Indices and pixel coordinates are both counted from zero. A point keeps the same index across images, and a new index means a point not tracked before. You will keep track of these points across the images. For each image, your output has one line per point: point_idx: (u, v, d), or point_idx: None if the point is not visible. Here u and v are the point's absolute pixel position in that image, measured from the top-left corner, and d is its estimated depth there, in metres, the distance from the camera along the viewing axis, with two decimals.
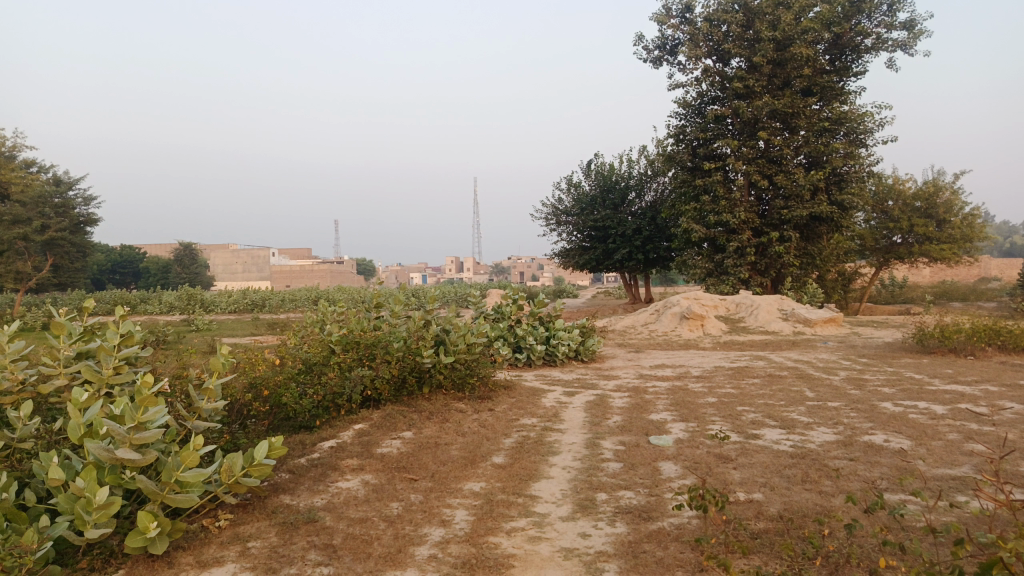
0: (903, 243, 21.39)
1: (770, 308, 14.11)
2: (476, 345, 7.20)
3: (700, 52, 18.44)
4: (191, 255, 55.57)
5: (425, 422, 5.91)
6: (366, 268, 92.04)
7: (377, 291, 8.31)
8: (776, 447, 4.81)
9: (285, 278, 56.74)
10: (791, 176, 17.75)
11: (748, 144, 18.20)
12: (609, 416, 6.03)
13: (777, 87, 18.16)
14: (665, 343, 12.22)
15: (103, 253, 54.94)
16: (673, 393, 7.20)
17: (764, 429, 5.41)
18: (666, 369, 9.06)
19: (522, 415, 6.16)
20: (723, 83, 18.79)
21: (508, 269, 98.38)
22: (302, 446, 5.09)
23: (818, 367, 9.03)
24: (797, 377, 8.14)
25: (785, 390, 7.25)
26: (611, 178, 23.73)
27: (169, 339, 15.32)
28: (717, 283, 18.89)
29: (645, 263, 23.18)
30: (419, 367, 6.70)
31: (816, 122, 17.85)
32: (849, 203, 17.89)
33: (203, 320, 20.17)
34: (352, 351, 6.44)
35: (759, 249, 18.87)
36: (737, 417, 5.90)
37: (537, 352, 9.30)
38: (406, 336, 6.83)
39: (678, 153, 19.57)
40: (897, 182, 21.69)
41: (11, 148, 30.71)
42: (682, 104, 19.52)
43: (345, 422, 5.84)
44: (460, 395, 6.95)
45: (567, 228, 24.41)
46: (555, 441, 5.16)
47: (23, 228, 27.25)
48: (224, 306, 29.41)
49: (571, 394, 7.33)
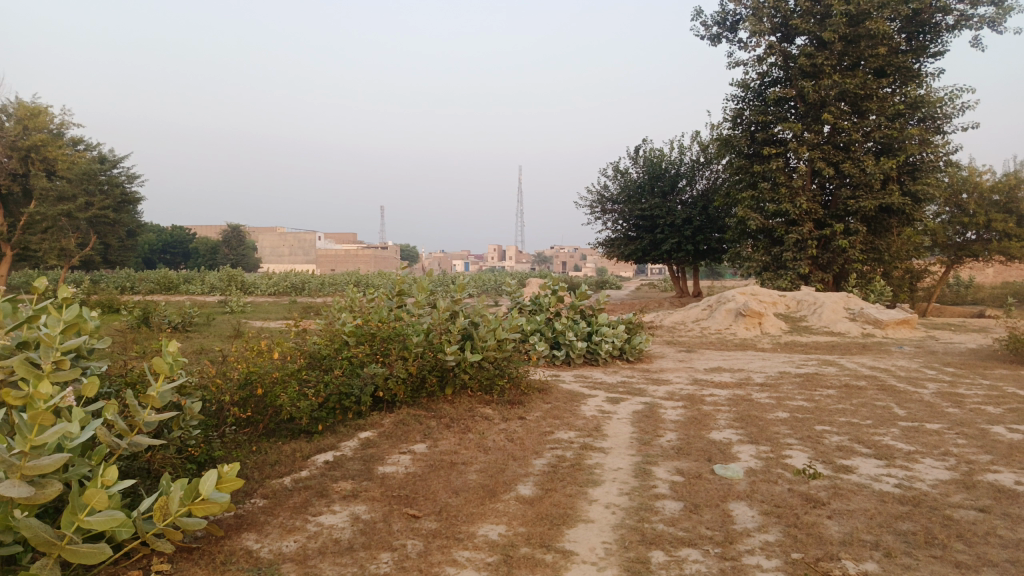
0: (978, 240, 19.74)
1: (835, 307, 12.89)
2: (507, 342, 6.30)
3: (763, 27, 17.10)
4: (238, 237, 55.96)
5: (444, 432, 5.04)
6: (409, 254, 91.80)
7: (400, 277, 7.47)
8: (877, 489, 3.81)
9: (330, 262, 56.68)
10: (859, 164, 16.36)
11: (812, 129, 16.87)
12: (661, 433, 5.06)
13: (846, 68, 16.75)
14: (719, 343, 11.12)
15: (154, 234, 55.84)
16: (736, 404, 6.18)
17: (855, 461, 4.38)
18: (723, 373, 8.00)
19: (558, 427, 5.23)
20: (786, 63, 17.47)
21: (550, 258, 97.18)
22: (291, 460, 4.27)
23: (901, 378, 7.87)
24: (879, 389, 7.03)
25: (869, 406, 6.15)
26: (661, 166, 22.50)
27: (199, 323, 14.73)
28: (773, 278, 17.63)
29: (695, 255, 21.95)
30: (441, 365, 5.85)
31: (888, 106, 16.43)
32: (924, 195, 16.42)
33: (237, 302, 19.65)
34: (366, 344, 5.62)
35: (821, 243, 17.53)
36: (817, 441, 4.87)
37: (577, 350, 8.33)
38: (427, 330, 5.99)
39: (735, 137, 18.30)
40: (974, 174, 20.04)
41: (59, 125, 30.94)
42: (741, 85, 18.26)
43: (350, 430, 4.99)
44: (487, 398, 6.06)
45: (612, 216, 23.31)
46: (596, 466, 4.21)
47: (67, 204, 27.23)
48: (264, 288, 29.06)
49: (616, 401, 6.35)
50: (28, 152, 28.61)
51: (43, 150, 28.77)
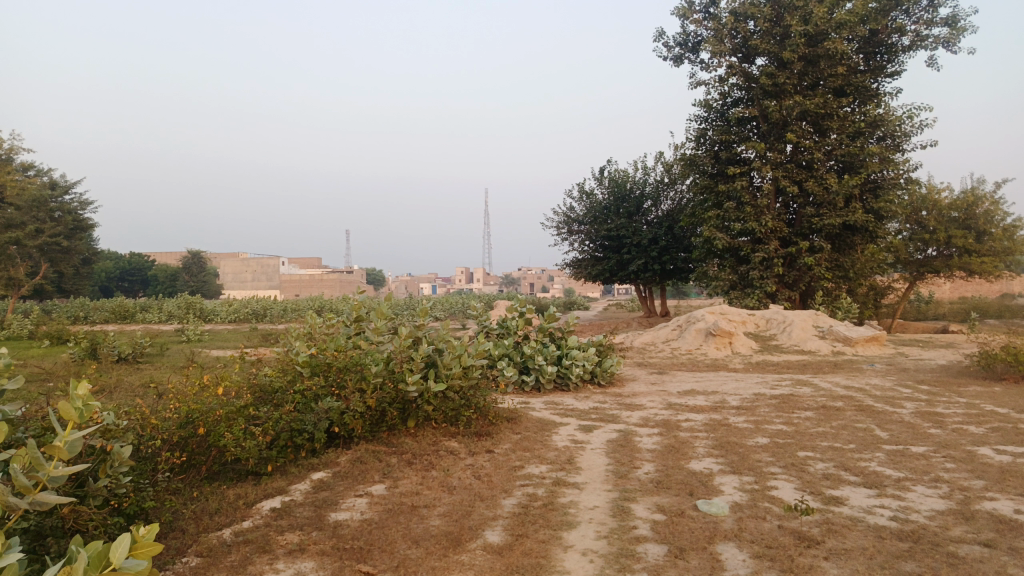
0: (938, 256, 19.99)
1: (805, 325, 12.79)
2: (473, 370, 5.95)
3: (724, 47, 17.21)
4: (199, 264, 54.73)
5: (406, 470, 4.67)
6: (375, 278, 90.83)
7: (359, 302, 7.10)
8: (873, 523, 3.54)
9: (294, 288, 55.70)
10: (822, 182, 16.45)
11: (776, 148, 16.94)
12: (638, 465, 4.75)
13: (807, 87, 16.89)
14: (691, 364, 10.89)
15: (112, 261, 54.39)
16: (714, 430, 5.89)
17: (845, 491, 4.12)
18: (697, 396, 7.73)
19: (529, 461, 4.88)
20: (747, 83, 17.57)
21: (517, 280, 96.93)
22: (233, 509, 3.86)
23: (878, 397, 7.68)
24: (857, 410, 6.82)
25: (850, 429, 5.91)
26: (626, 186, 22.45)
27: (151, 354, 14.06)
28: (741, 296, 17.57)
29: (662, 275, 21.87)
30: (403, 397, 5.47)
31: (849, 125, 16.59)
32: (886, 211, 16.55)
33: (195, 330, 18.94)
34: (321, 376, 5.23)
35: (788, 261, 17.53)
36: (802, 470, 4.60)
37: (547, 375, 8.00)
38: (387, 359, 5.61)
39: (699, 157, 18.32)
40: (933, 192, 20.34)
41: (9, 151, 29.99)
42: (703, 105, 18.32)
43: (302, 471, 4.59)
44: (453, 430, 5.69)
45: (579, 237, 23.14)
46: (570, 505, 3.88)
47: (15, 232, 26.17)
48: (224, 315, 28.21)
49: (588, 429, 6.03)
50: None
51: None
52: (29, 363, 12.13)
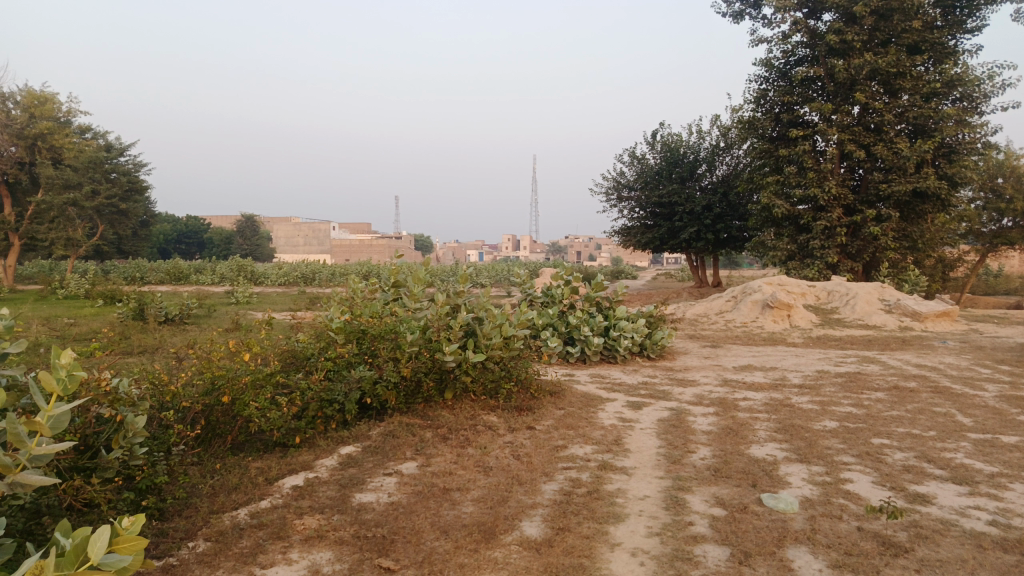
0: (1014, 226, 18.77)
1: (870, 298, 12.06)
2: (515, 339, 5.57)
3: (789, 2, 16.17)
4: (252, 227, 55.54)
5: (440, 446, 4.35)
6: (423, 244, 91.13)
7: (397, 266, 6.77)
8: (969, 529, 3.07)
9: (344, 252, 56.14)
10: (892, 146, 15.46)
11: (842, 110, 15.95)
12: (693, 449, 4.33)
13: (878, 44, 15.80)
14: (746, 338, 10.35)
15: (169, 224, 55.62)
16: (775, 411, 5.42)
17: (931, 488, 3.64)
18: (755, 372, 7.23)
19: (573, 441, 4.51)
20: (813, 40, 16.54)
21: (565, 247, 95.97)
22: (253, 485, 3.59)
23: (956, 378, 7.06)
24: (933, 392, 6.24)
25: (928, 414, 5.36)
26: (679, 151, 21.60)
27: (198, 315, 14.11)
28: (800, 267, 16.78)
29: (715, 243, 21.10)
30: (440, 367, 5.13)
31: (923, 85, 15.49)
32: (961, 178, 15.48)
33: (243, 292, 19.00)
34: (354, 343, 4.92)
35: (851, 230, 16.63)
36: (879, 460, 4.12)
37: (593, 347, 7.60)
38: (423, 326, 5.27)
39: (758, 120, 17.42)
40: (1011, 158, 19.01)
41: (67, 113, 30.56)
42: (764, 64, 17.35)
43: (331, 444, 4.31)
44: (493, 404, 5.34)
45: (629, 204, 22.45)
46: (617, 494, 3.49)
47: (73, 193, 26.62)
48: (273, 278, 28.44)
49: (637, 406, 5.62)
50: (36, 139, 27.11)
51: (49, 139, 27.39)
52: (80, 323, 12.24)
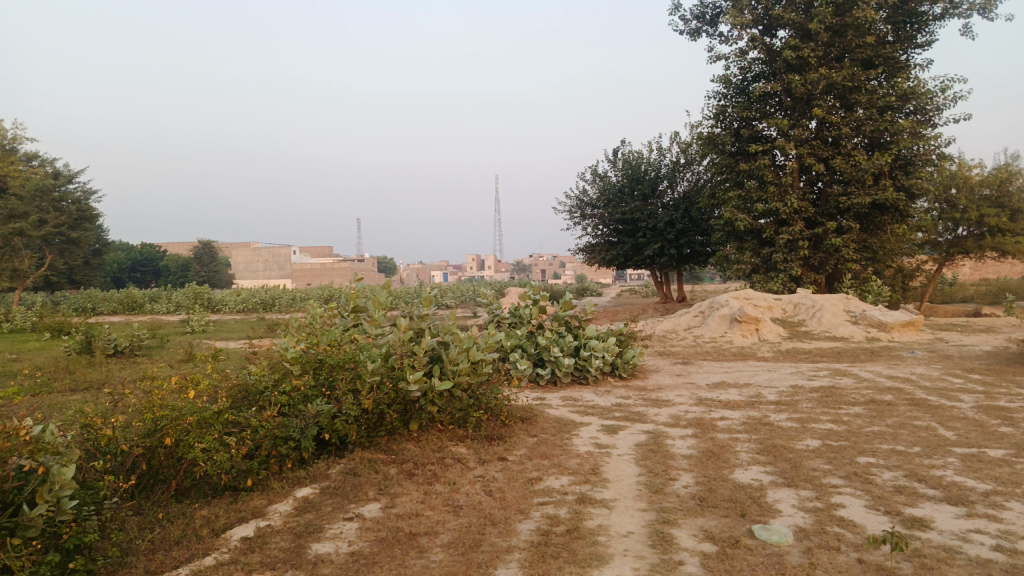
0: (970, 236, 19.16)
1: (836, 309, 12.07)
2: (484, 364, 5.31)
3: (745, 19, 16.36)
4: (210, 254, 54.31)
5: (406, 484, 4.04)
6: (386, 267, 90.32)
7: (357, 290, 6.46)
8: (975, 556, 2.87)
9: (306, 277, 55.24)
10: (850, 159, 15.66)
11: (800, 125, 16.12)
12: (675, 476, 4.09)
13: (832, 59, 16.05)
14: (716, 353, 10.22)
15: (123, 252, 54.18)
16: (755, 430, 5.22)
17: (926, 510, 3.45)
18: (729, 389, 7.06)
19: (548, 471, 4.25)
20: (769, 56, 16.75)
21: (529, 267, 95.95)
22: (197, 538, 3.25)
23: (931, 389, 6.98)
24: (911, 404, 6.12)
25: (909, 429, 5.22)
26: (641, 168, 21.65)
27: (149, 346, 13.52)
28: (764, 280, 16.84)
29: (679, 259, 21.13)
30: (404, 397, 4.82)
31: (878, 99, 15.77)
32: (918, 189, 15.73)
33: (199, 320, 18.35)
34: (311, 375, 4.60)
35: (813, 243, 16.76)
36: (869, 482, 3.92)
37: (564, 368, 7.36)
38: (385, 353, 4.97)
39: (718, 135, 17.53)
40: (963, 169, 19.43)
41: (12, 140, 29.60)
42: (722, 81, 17.50)
43: (286, 487, 3.97)
44: (462, 434, 5.05)
45: (592, 221, 22.39)
46: (599, 531, 3.23)
47: (19, 222, 25.61)
48: (232, 305, 27.71)
49: (613, 430, 5.38)
50: None
51: None
52: (23, 358, 11.60)
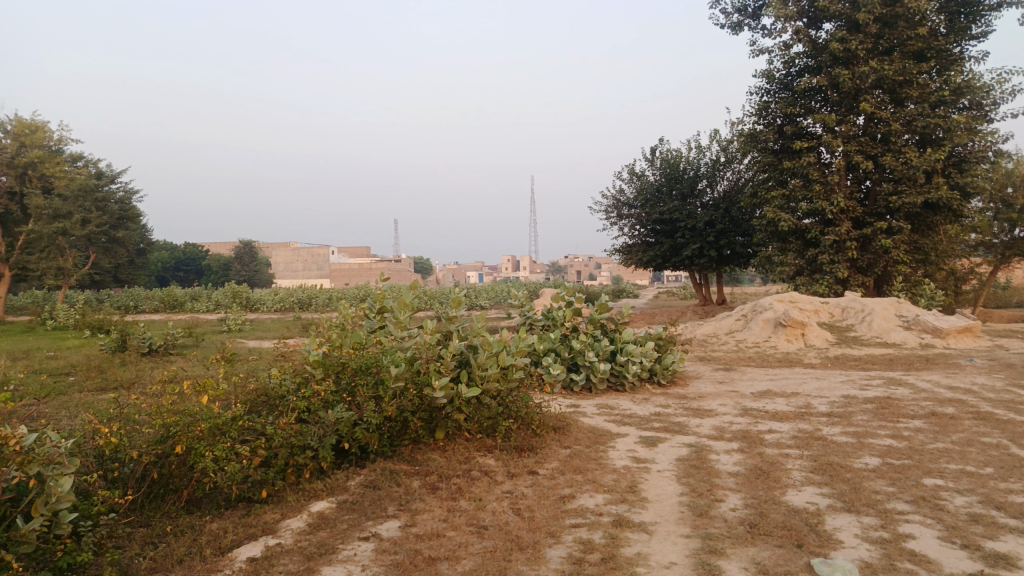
0: None
1: (887, 314, 11.50)
2: (514, 369, 5.00)
3: (789, 11, 15.80)
4: (250, 253, 55.07)
5: (429, 499, 3.76)
6: (424, 267, 90.66)
7: (382, 290, 6.21)
8: None
9: (344, 276, 55.68)
10: (901, 157, 14.99)
11: (848, 121, 15.49)
12: (721, 497, 3.74)
13: (882, 52, 15.39)
14: (759, 359, 9.78)
15: (167, 251, 55.27)
16: (807, 446, 4.83)
17: (1009, 544, 3.06)
18: (776, 399, 6.65)
19: (582, 489, 3.92)
20: (814, 50, 16.14)
21: (565, 268, 95.42)
22: (200, 558, 3.02)
23: (996, 400, 6.48)
24: (977, 418, 5.65)
25: (978, 446, 4.77)
26: (679, 167, 21.13)
27: (184, 345, 13.55)
28: (809, 282, 16.24)
29: (718, 260, 20.56)
30: (429, 404, 4.54)
31: (930, 94, 15.09)
32: (974, 187, 14.99)
33: (235, 320, 18.39)
34: (333, 380, 4.37)
35: (861, 244, 16.10)
36: (939, 508, 3.53)
37: (599, 373, 7.02)
38: (409, 357, 4.70)
39: (761, 133, 16.97)
40: (1020, 167, 18.56)
41: (58, 142, 30.37)
42: (765, 76, 16.95)
43: (302, 500, 3.72)
44: (491, 444, 4.74)
45: (629, 222, 21.92)
46: (638, 561, 2.90)
47: (64, 222, 26.08)
48: (269, 304, 27.93)
49: (652, 442, 5.03)
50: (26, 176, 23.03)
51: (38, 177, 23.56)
52: (60, 357, 11.67)
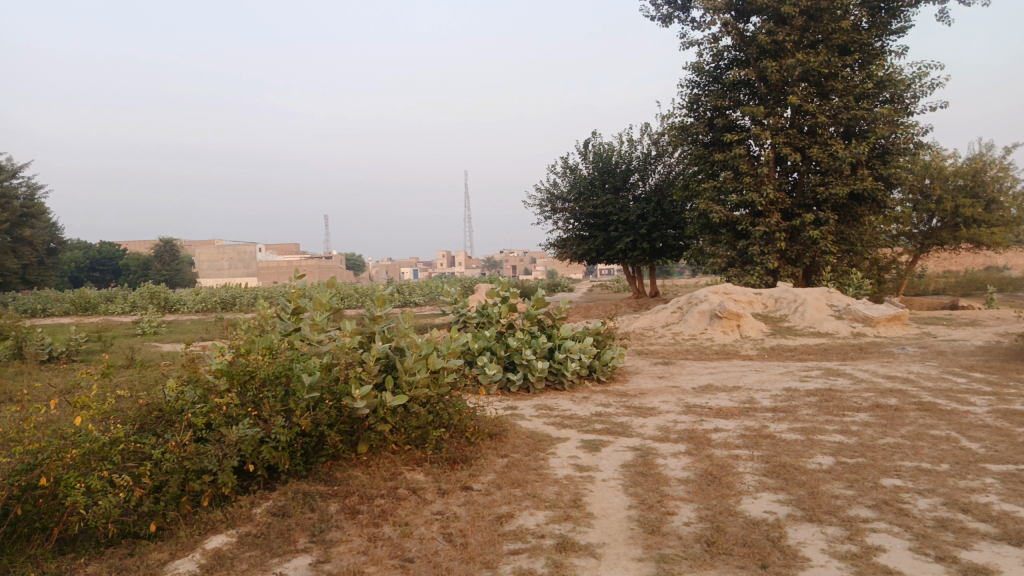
0: (944, 226, 18.94)
1: (819, 304, 11.57)
2: (445, 373, 4.56)
3: (718, 3, 15.80)
4: (171, 252, 52.69)
5: (347, 526, 3.30)
6: (355, 264, 88.82)
7: (298, 288, 5.66)
8: None
9: (272, 274, 53.84)
10: (828, 149, 15.19)
11: (776, 113, 15.60)
12: (673, 509, 3.41)
13: (808, 45, 15.55)
14: (698, 352, 9.62)
15: (80, 251, 52.32)
16: (757, 445, 4.56)
17: (984, 554, 2.81)
18: (718, 394, 6.42)
19: (520, 506, 3.51)
20: (743, 43, 16.20)
21: (499, 262, 95.25)
22: None
23: (935, 390, 6.41)
24: (921, 409, 5.52)
25: (929, 440, 4.59)
26: (612, 161, 21.02)
27: (89, 352, 12.52)
28: (740, 274, 16.33)
29: (651, 253, 20.55)
30: (350, 416, 4.06)
31: (854, 87, 15.33)
32: (897, 178, 15.33)
33: (149, 322, 17.26)
34: (238, 392, 3.84)
35: (790, 235, 16.28)
36: (904, 513, 3.28)
37: (537, 372, 6.64)
38: (326, 363, 4.20)
39: (692, 125, 16.96)
40: (938, 159, 19.17)
41: None
42: (695, 69, 16.96)
43: (195, 537, 3.20)
44: (420, 457, 4.30)
45: (562, 215, 21.70)
46: None
47: None
48: (190, 304, 26.54)
49: (595, 446, 4.67)
50: None
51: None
52: None
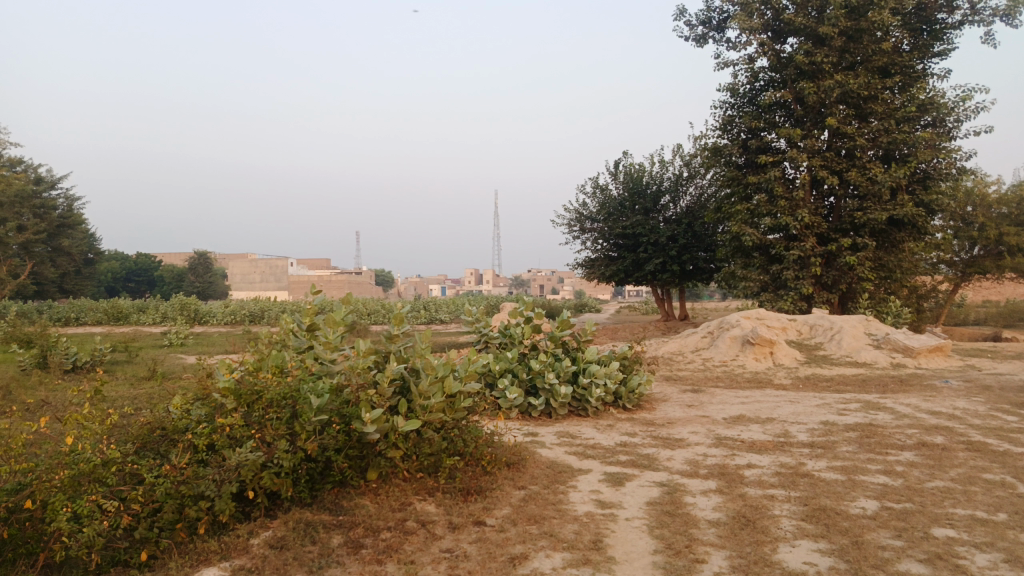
0: (986, 255, 18.33)
1: (856, 332, 11.14)
2: (462, 398, 4.33)
3: (754, 23, 15.54)
4: (204, 265, 53.37)
5: (348, 563, 3.07)
6: (384, 280, 89.26)
7: (315, 305, 5.49)
8: None
9: (302, 289, 54.23)
10: (866, 173, 14.77)
11: (812, 135, 15.24)
12: (702, 556, 3.12)
13: (847, 66, 15.19)
14: (728, 379, 9.27)
15: (116, 261, 53.31)
16: (794, 485, 4.24)
17: None
18: (751, 426, 6.10)
19: (535, 546, 3.25)
20: (779, 64, 15.90)
21: (528, 282, 95.10)
22: None
23: (984, 428, 6.02)
24: (970, 449, 5.15)
25: (982, 485, 4.24)
26: (642, 181, 20.75)
27: (114, 361, 12.52)
28: (773, 299, 15.89)
29: (681, 276, 20.16)
30: (359, 441, 3.85)
31: (894, 111, 14.93)
32: (938, 204, 14.84)
33: (176, 333, 17.32)
34: (243, 413, 3.65)
35: (825, 260, 15.84)
36: (961, 571, 2.96)
37: (560, 398, 6.38)
38: (336, 385, 3.99)
39: (725, 147, 16.65)
40: (980, 185, 18.60)
41: None
42: (729, 89, 16.69)
43: (185, 569, 2.99)
44: (433, 485, 4.06)
45: (591, 235, 21.45)
46: None
47: None
48: (218, 317, 26.70)
49: (618, 480, 4.39)
50: None
51: None
52: None
